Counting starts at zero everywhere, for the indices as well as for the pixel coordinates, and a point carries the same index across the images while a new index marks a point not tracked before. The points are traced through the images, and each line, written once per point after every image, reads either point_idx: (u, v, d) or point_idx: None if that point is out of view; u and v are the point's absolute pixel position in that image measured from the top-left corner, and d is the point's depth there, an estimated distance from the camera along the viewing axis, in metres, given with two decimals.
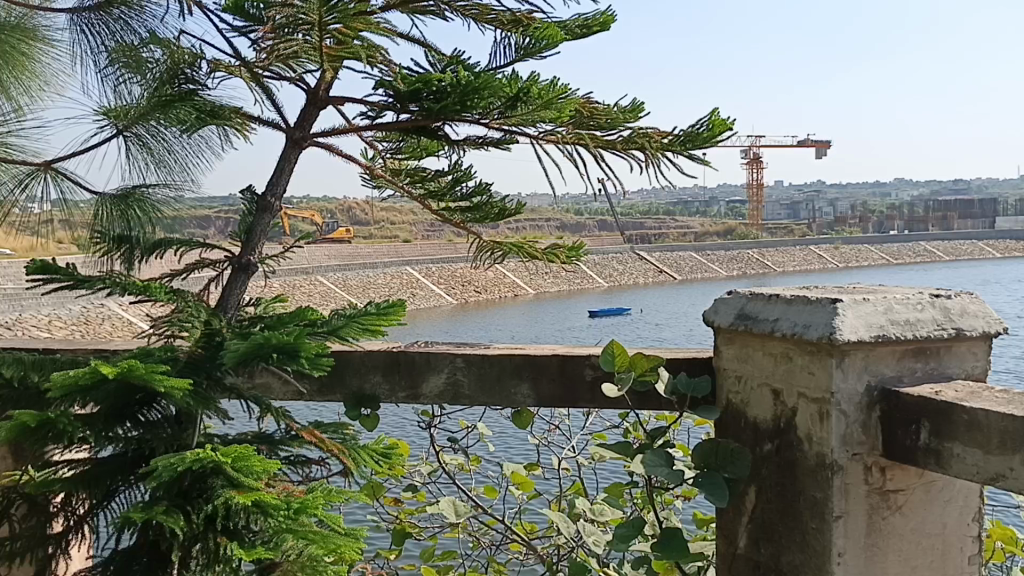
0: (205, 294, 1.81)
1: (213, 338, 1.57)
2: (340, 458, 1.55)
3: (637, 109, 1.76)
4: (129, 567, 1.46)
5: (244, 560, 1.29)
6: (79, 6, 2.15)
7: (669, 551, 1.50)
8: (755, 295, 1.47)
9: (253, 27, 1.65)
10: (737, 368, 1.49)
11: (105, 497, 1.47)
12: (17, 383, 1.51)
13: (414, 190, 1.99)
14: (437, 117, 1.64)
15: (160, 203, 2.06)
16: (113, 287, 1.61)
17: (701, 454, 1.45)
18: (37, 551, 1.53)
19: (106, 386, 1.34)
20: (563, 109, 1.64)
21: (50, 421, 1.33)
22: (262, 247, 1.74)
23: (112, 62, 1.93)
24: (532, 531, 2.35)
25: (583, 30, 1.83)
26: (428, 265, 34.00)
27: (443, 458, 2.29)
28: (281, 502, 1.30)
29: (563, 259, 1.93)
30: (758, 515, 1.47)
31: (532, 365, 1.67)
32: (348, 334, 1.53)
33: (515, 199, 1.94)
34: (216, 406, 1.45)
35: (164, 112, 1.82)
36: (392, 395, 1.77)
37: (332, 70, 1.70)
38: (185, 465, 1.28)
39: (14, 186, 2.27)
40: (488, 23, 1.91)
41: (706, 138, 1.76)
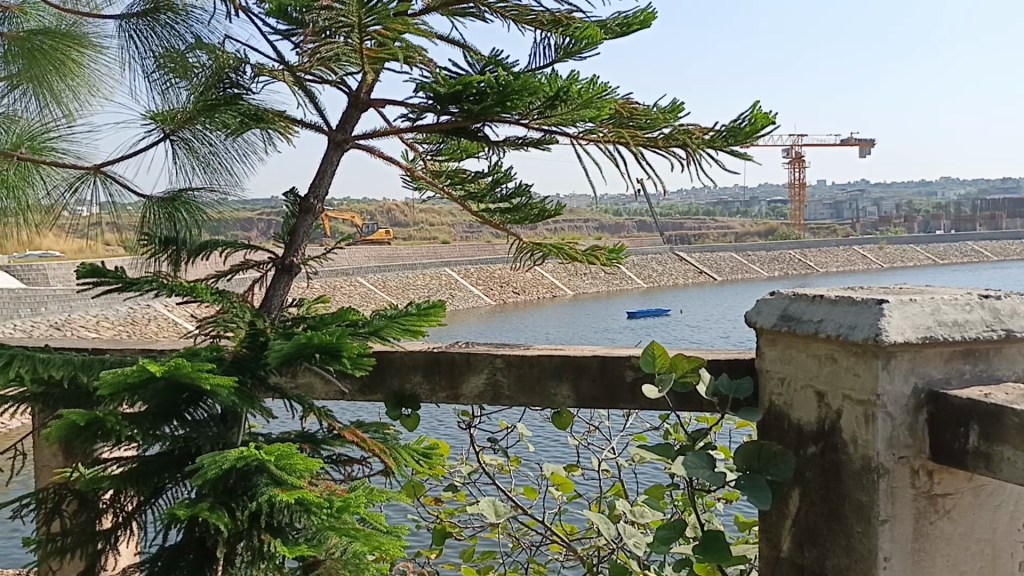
0: (249, 295, 1.83)
1: (257, 338, 1.59)
2: (382, 458, 1.56)
3: (678, 108, 1.74)
4: (176, 562, 1.48)
5: (288, 557, 1.31)
6: (128, 13, 2.19)
7: (710, 553, 1.49)
8: (798, 296, 1.45)
9: (295, 31, 1.67)
10: (780, 370, 1.47)
11: (153, 494, 1.50)
12: (68, 383, 1.55)
13: (453, 191, 1.97)
14: (477, 118, 1.64)
15: (205, 205, 2.09)
16: (160, 288, 1.64)
17: (744, 455, 1.43)
18: (87, 546, 1.56)
19: (154, 386, 1.37)
20: (602, 109, 1.62)
21: (99, 419, 1.36)
22: (305, 248, 1.76)
23: (159, 67, 1.97)
24: (572, 532, 2.35)
25: (623, 29, 1.82)
26: (467, 266, 34.11)
27: (483, 459, 2.29)
28: (323, 500, 1.32)
29: (603, 261, 1.92)
30: (802, 519, 1.45)
31: (572, 366, 1.67)
32: (388, 335, 1.54)
33: (555, 200, 1.93)
34: (260, 405, 1.47)
35: (209, 116, 1.85)
36: (433, 395, 1.78)
37: (373, 73, 1.71)
38: (229, 463, 1.29)
39: (64, 189, 2.32)
40: (527, 23, 1.90)
41: (748, 133, 1.69)
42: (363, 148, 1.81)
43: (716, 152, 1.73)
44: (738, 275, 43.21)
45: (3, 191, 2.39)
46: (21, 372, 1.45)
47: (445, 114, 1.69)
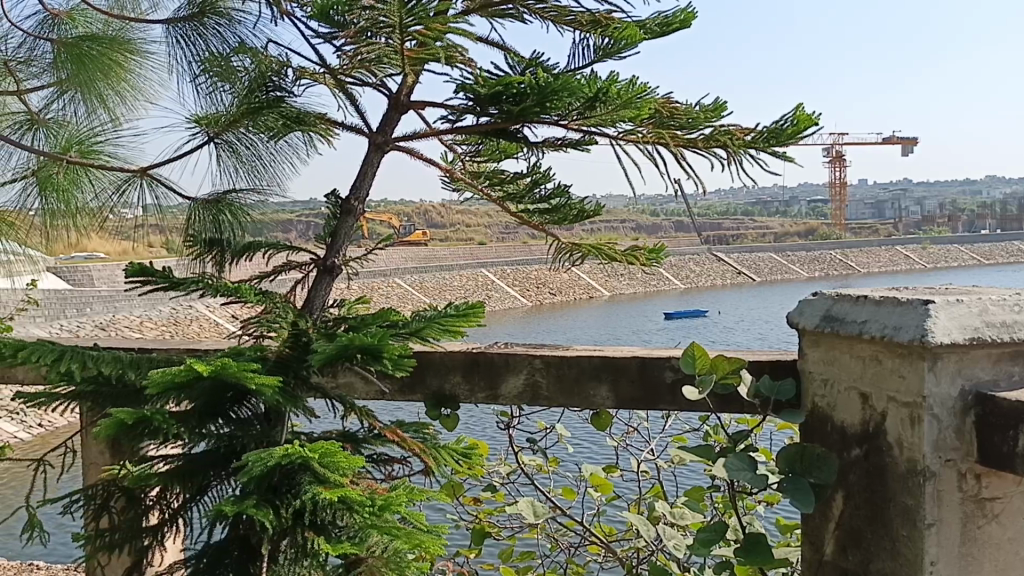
0: (292, 296, 1.85)
1: (300, 338, 1.61)
2: (422, 458, 1.57)
3: (719, 107, 1.72)
4: (221, 559, 1.51)
5: (331, 554, 1.32)
6: (174, 18, 2.23)
7: (752, 556, 1.48)
8: (842, 296, 1.43)
9: (337, 35, 1.68)
10: (823, 371, 1.46)
11: (198, 492, 1.52)
12: (115, 380, 1.58)
13: (492, 191, 1.97)
14: (517, 120, 1.64)
15: (248, 207, 2.12)
16: (206, 289, 1.66)
17: (786, 457, 1.42)
18: (134, 542, 1.59)
19: (201, 384, 1.39)
20: (641, 109, 1.61)
21: (147, 418, 1.38)
22: (346, 249, 1.77)
23: (204, 71, 2.00)
24: (611, 533, 2.34)
25: (663, 28, 1.80)
26: (504, 267, 34.15)
27: (522, 459, 2.29)
28: (366, 497, 1.33)
29: (643, 261, 1.91)
30: (846, 522, 1.43)
31: (611, 367, 1.66)
32: (428, 335, 1.54)
33: (594, 200, 1.92)
34: (303, 405, 1.49)
35: (253, 118, 1.87)
36: (472, 396, 1.79)
37: (413, 75, 1.72)
38: (274, 460, 1.31)
39: (112, 192, 2.37)
40: (566, 24, 1.89)
41: (790, 134, 1.66)
42: (403, 149, 1.82)
43: (756, 152, 1.70)
44: (778, 276, 42.73)
45: (52, 194, 2.44)
46: (72, 368, 1.49)
47: (485, 116, 1.69)
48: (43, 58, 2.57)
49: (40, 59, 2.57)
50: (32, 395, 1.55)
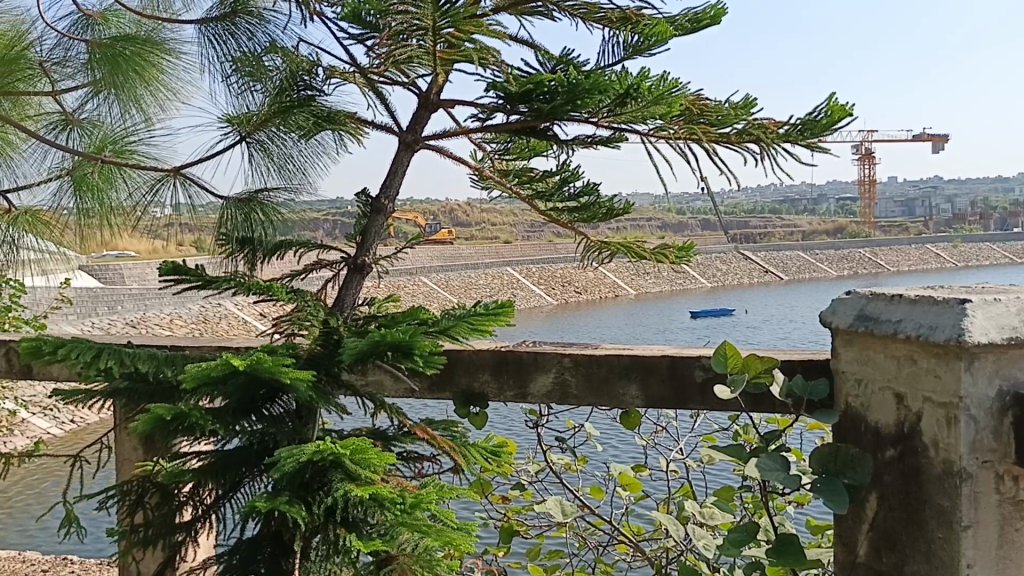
0: (322, 294, 1.86)
1: (331, 336, 1.61)
2: (451, 456, 1.56)
3: (750, 103, 1.69)
4: (254, 554, 1.52)
5: (363, 551, 1.32)
6: (207, 18, 2.25)
7: (784, 556, 1.46)
8: (876, 295, 1.42)
9: (370, 34, 1.68)
10: (856, 371, 1.44)
11: (231, 488, 1.52)
12: (151, 378, 1.59)
13: (521, 190, 1.96)
14: (548, 118, 1.63)
15: (279, 205, 2.14)
16: (238, 287, 1.67)
17: (819, 458, 1.40)
18: (168, 538, 1.60)
19: (235, 380, 1.40)
20: (673, 105, 1.59)
21: (184, 413, 1.39)
22: (376, 248, 1.78)
23: (236, 71, 2.01)
24: (640, 533, 2.33)
25: (693, 25, 1.75)
26: (530, 266, 34.13)
27: (550, 458, 2.29)
28: (397, 494, 1.34)
29: (672, 259, 1.88)
30: (880, 523, 1.41)
31: (641, 366, 1.66)
32: (457, 334, 1.54)
33: (623, 198, 1.91)
34: (334, 403, 1.50)
35: (284, 118, 1.87)
36: (500, 394, 1.79)
37: (444, 74, 1.71)
38: (306, 457, 1.32)
39: (145, 192, 2.39)
40: (596, 22, 1.87)
41: (824, 126, 1.63)
42: (433, 148, 1.81)
43: (791, 145, 1.68)
44: (806, 275, 42.33)
45: (87, 193, 2.47)
46: (109, 365, 1.51)
47: (515, 114, 1.68)
48: (77, 58, 2.60)
49: (74, 60, 2.60)
50: (69, 392, 1.57)
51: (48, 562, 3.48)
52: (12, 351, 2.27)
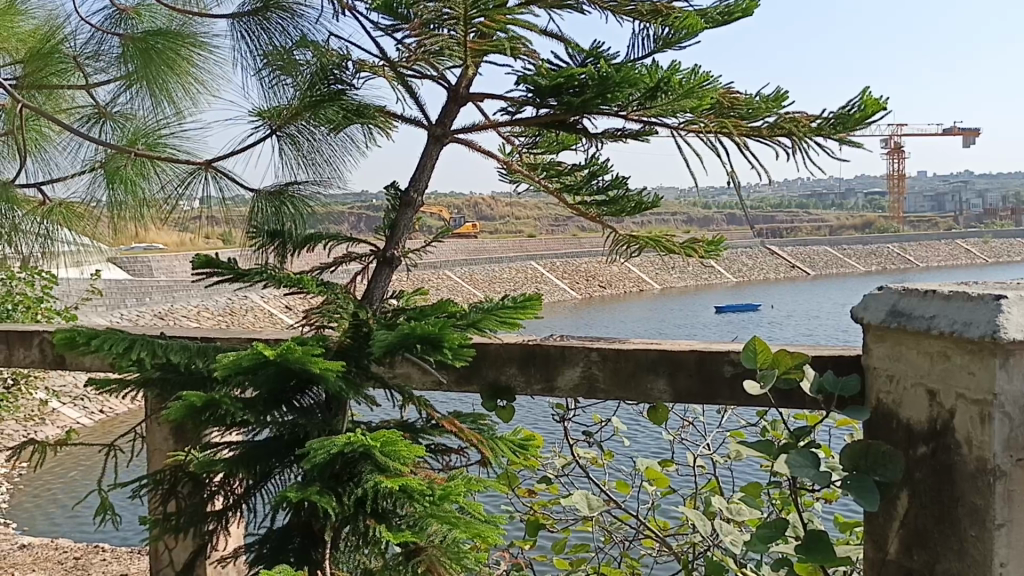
0: (352, 286, 1.86)
1: (360, 328, 1.62)
2: (479, 449, 1.56)
3: (782, 97, 1.65)
4: (284, 544, 1.54)
5: (393, 542, 1.33)
6: (240, 12, 2.27)
7: (814, 553, 1.45)
8: (908, 291, 1.40)
9: (401, 26, 1.68)
10: (888, 367, 1.42)
11: (262, 478, 1.54)
12: (183, 368, 1.59)
13: (549, 184, 1.93)
14: (577, 111, 1.62)
15: (309, 198, 2.15)
16: (269, 280, 1.69)
17: (850, 454, 1.38)
18: (198, 527, 1.61)
19: (266, 370, 1.41)
20: (704, 99, 1.56)
21: (216, 402, 1.41)
22: (406, 241, 1.78)
23: (268, 66, 2.03)
24: (666, 527, 2.32)
25: (726, 17, 1.71)
26: (554, 260, 34.09)
27: (577, 452, 2.28)
28: (426, 487, 1.34)
29: (701, 254, 1.85)
30: (911, 521, 1.40)
31: (670, 360, 1.65)
32: (485, 326, 1.54)
33: (653, 192, 1.85)
34: (364, 394, 1.51)
35: (315, 112, 1.88)
36: (528, 387, 1.79)
37: (474, 66, 1.69)
38: (337, 448, 1.33)
39: (177, 185, 2.41)
40: (626, 14, 1.83)
41: (858, 120, 1.60)
42: (463, 141, 1.80)
43: (825, 139, 1.65)
44: (834, 270, 41.91)
45: (120, 186, 2.51)
46: (142, 356, 1.53)
47: (545, 107, 1.67)
48: (110, 53, 2.61)
49: (107, 54, 2.61)
50: (104, 381, 1.59)
51: (80, 550, 3.53)
52: (46, 341, 2.31)
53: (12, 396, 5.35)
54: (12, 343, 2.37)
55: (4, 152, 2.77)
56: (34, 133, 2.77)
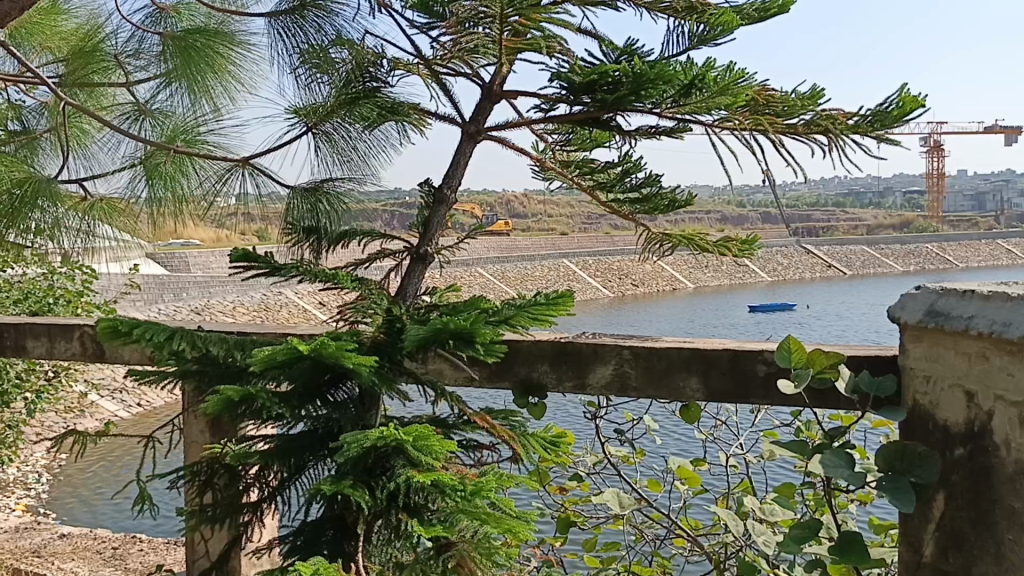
0: (385, 283, 1.86)
1: (393, 324, 1.63)
2: (511, 444, 1.55)
3: (818, 94, 1.63)
4: (318, 536, 1.56)
5: (424, 536, 1.34)
6: (277, 11, 2.28)
7: (847, 554, 1.44)
8: (947, 291, 1.37)
9: (436, 25, 1.69)
10: (925, 368, 1.40)
11: (296, 471, 1.55)
12: (221, 361, 1.61)
13: (582, 182, 1.89)
14: (612, 109, 1.61)
15: (344, 195, 2.17)
16: (304, 275, 1.70)
17: (885, 455, 1.37)
18: (234, 518, 1.63)
19: (301, 363, 1.43)
20: (739, 96, 1.54)
21: (252, 395, 1.42)
22: (439, 238, 1.79)
23: (305, 64, 2.05)
24: (697, 527, 2.31)
25: (762, 13, 1.68)
26: (587, 258, 33.99)
27: (609, 450, 2.28)
28: (457, 482, 1.35)
29: (735, 252, 1.82)
30: (947, 523, 1.38)
31: (703, 359, 1.64)
32: (517, 323, 1.53)
33: (686, 189, 1.83)
34: (397, 389, 1.51)
35: (350, 109, 1.89)
36: (559, 385, 1.79)
37: (508, 63, 1.68)
38: (370, 442, 1.33)
39: (216, 182, 2.45)
40: (661, 11, 1.80)
41: (896, 117, 1.57)
42: (497, 139, 1.76)
43: (861, 138, 1.61)
44: (871, 269, 41.34)
45: (159, 182, 2.54)
46: (182, 347, 1.56)
47: (579, 104, 1.67)
48: (150, 50, 2.65)
49: (148, 51, 2.64)
50: (143, 373, 1.61)
51: (118, 539, 3.58)
52: (87, 334, 2.35)
53: (54, 388, 5.46)
54: (55, 336, 2.42)
55: (47, 149, 2.82)
56: (76, 129, 2.82)
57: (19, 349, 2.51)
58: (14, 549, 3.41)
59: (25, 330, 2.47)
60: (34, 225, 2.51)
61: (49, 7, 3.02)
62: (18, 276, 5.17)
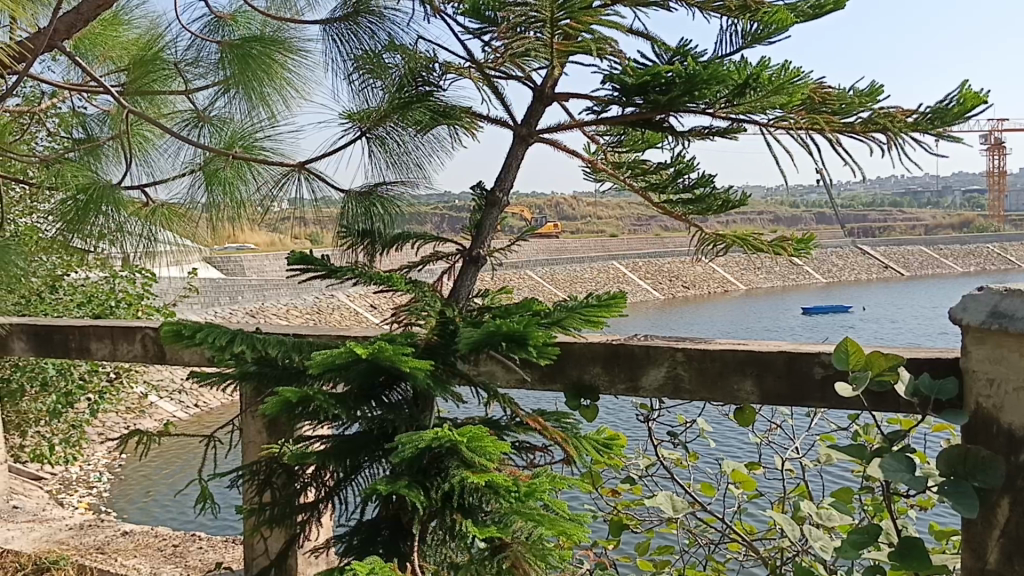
0: (438, 285, 1.87)
1: (447, 326, 1.63)
2: (563, 446, 1.55)
3: (876, 90, 1.59)
4: (373, 536, 1.58)
5: (479, 537, 1.34)
6: (331, 17, 2.31)
7: (910, 560, 1.41)
8: (1011, 291, 1.34)
9: (488, 28, 1.69)
10: (989, 371, 1.36)
11: (351, 472, 1.57)
12: (279, 362, 1.63)
13: (634, 183, 1.87)
14: (664, 110, 1.60)
15: (398, 199, 2.19)
16: (359, 277, 1.72)
17: (947, 459, 1.33)
18: (291, 518, 1.65)
19: (357, 365, 1.45)
20: (794, 95, 1.52)
21: (310, 396, 1.44)
22: (491, 241, 1.79)
23: (359, 69, 2.07)
24: (752, 531, 2.28)
25: (818, 10, 1.65)
26: (637, 260, 33.77)
27: (661, 452, 2.26)
28: (511, 483, 1.34)
29: (790, 251, 1.80)
30: (1013, 530, 1.35)
31: (757, 361, 1.63)
32: (569, 325, 1.52)
33: (741, 190, 1.79)
34: (451, 391, 1.52)
35: (403, 113, 1.90)
36: (612, 387, 1.78)
37: (559, 65, 1.68)
38: (425, 444, 1.34)
39: (272, 186, 2.49)
40: (714, 11, 1.78)
41: (957, 114, 1.53)
42: (549, 141, 1.76)
43: (921, 135, 1.58)
44: (929, 270, 40.34)
45: (218, 187, 2.61)
46: (243, 348, 1.59)
47: (630, 106, 1.66)
48: (209, 59, 2.70)
49: (206, 60, 2.70)
50: (204, 373, 1.64)
51: (179, 537, 3.65)
52: (148, 336, 2.41)
53: (114, 389, 5.59)
54: (117, 338, 2.49)
55: (110, 156, 2.89)
56: (138, 136, 2.89)
57: (84, 351, 2.58)
58: (79, 545, 3.50)
59: (89, 333, 2.54)
60: (97, 230, 2.57)
61: (111, 18, 3.10)
62: (82, 280, 5.31)
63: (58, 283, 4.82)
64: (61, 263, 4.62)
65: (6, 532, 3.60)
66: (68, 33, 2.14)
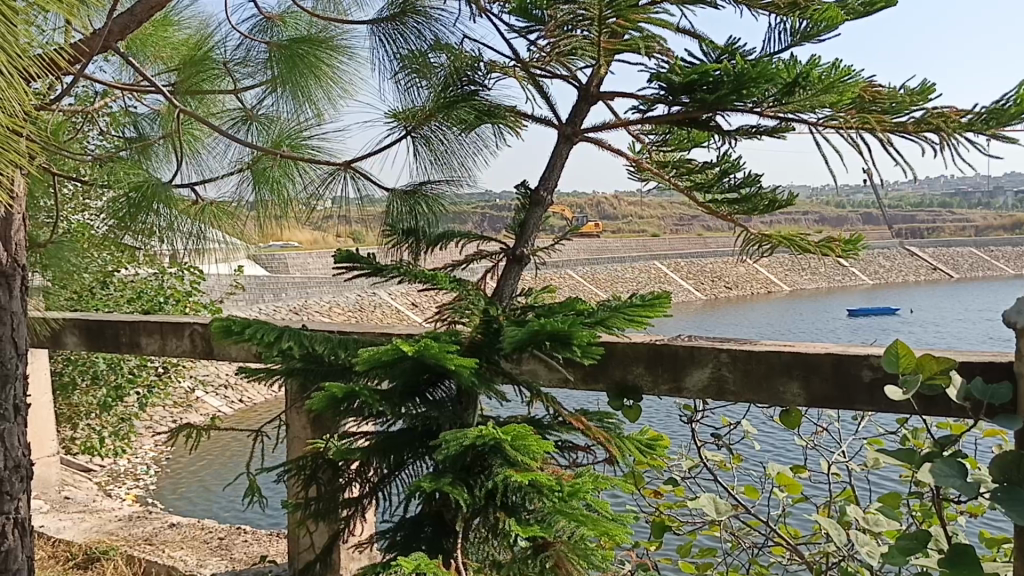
0: (482, 284, 1.87)
1: (491, 325, 1.64)
2: (607, 446, 1.54)
3: (929, 89, 1.56)
4: (416, 532, 1.59)
5: (522, 535, 1.35)
6: (378, 18, 2.33)
7: (959, 567, 1.38)
8: None
9: (535, 28, 1.69)
10: None
11: (395, 468, 1.58)
12: (325, 359, 1.65)
13: (679, 182, 1.85)
14: (711, 108, 1.58)
15: (442, 198, 2.20)
16: (404, 276, 1.72)
17: (1001, 465, 1.30)
18: (335, 513, 1.67)
19: (403, 362, 1.46)
20: (844, 93, 1.50)
21: (356, 393, 1.45)
22: (535, 240, 1.79)
23: (405, 69, 2.08)
24: (797, 536, 2.25)
25: (871, 7, 1.62)
26: (679, 260, 33.52)
27: (704, 453, 2.24)
28: (555, 483, 1.34)
29: (839, 252, 1.76)
30: None
31: (803, 363, 1.61)
32: (613, 325, 1.51)
33: (787, 189, 1.75)
34: (494, 390, 1.52)
35: (448, 112, 1.91)
36: (655, 387, 1.77)
37: (606, 64, 1.68)
38: (469, 442, 1.33)
39: (318, 185, 2.51)
40: (763, 9, 1.76)
41: (1013, 114, 1.49)
42: (594, 140, 1.75)
43: (975, 135, 1.54)
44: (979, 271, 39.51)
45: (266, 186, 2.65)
46: (290, 345, 1.60)
47: (677, 105, 1.65)
48: (257, 58, 2.73)
49: (255, 59, 2.74)
50: (253, 369, 1.66)
51: (224, 530, 3.70)
52: (196, 332, 2.45)
53: (163, 383, 5.67)
54: (166, 334, 2.53)
55: (161, 155, 2.94)
56: (189, 136, 2.94)
57: (135, 345, 2.63)
58: (127, 536, 3.56)
59: (140, 328, 2.59)
60: (148, 227, 2.62)
61: (162, 19, 3.16)
62: (132, 276, 5.40)
63: (109, 279, 4.92)
64: (112, 261, 4.71)
65: (56, 522, 3.68)
66: (122, 33, 2.20)
